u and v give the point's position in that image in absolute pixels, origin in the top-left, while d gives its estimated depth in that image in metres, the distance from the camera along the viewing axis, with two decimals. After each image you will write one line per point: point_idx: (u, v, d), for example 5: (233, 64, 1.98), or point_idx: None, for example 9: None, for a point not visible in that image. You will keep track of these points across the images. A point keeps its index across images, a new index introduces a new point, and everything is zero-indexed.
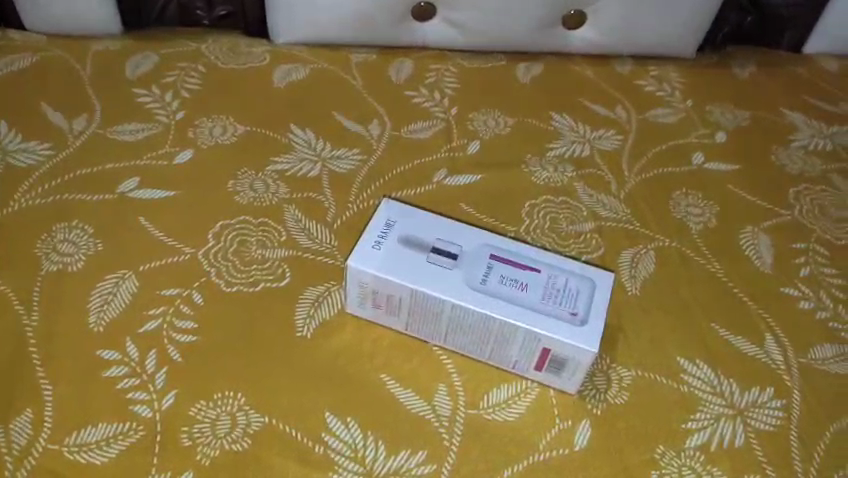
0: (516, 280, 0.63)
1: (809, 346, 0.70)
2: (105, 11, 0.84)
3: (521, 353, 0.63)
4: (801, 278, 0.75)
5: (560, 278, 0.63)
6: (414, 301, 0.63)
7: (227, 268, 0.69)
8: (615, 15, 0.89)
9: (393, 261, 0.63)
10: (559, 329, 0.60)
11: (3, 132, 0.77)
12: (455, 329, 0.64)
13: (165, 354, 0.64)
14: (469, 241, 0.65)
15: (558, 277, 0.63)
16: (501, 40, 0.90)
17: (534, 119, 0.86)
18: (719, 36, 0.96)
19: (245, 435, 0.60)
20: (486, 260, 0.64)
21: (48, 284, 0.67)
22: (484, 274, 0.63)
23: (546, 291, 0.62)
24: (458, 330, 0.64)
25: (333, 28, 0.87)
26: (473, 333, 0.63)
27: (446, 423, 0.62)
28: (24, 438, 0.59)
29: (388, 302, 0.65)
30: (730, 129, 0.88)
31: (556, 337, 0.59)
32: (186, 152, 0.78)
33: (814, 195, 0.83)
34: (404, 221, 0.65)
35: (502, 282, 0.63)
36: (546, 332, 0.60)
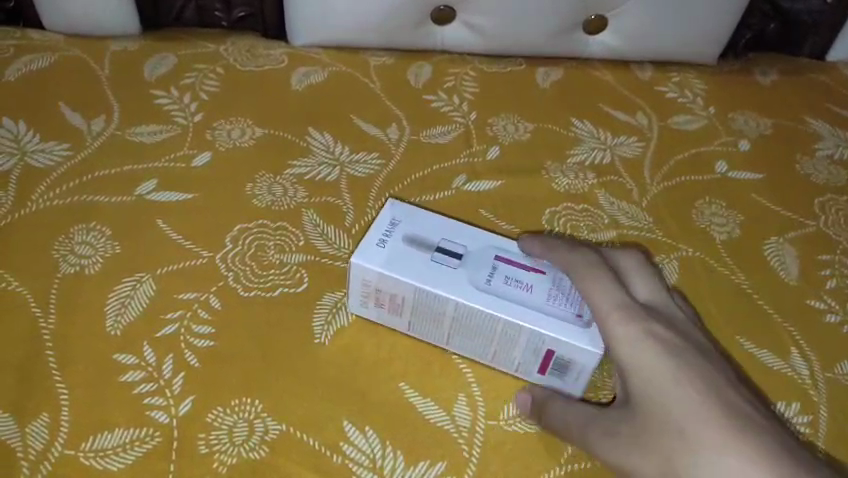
0: (521, 282, 0.63)
1: (836, 361, 0.69)
2: (125, 9, 0.84)
3: (525, 355, 0.62)
4: (826, 290, 0.74)
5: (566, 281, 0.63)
6: (418, 301, 0.62)
7: (245, 273, 0.69)
8: (638, 20, 0.88)
9: (397, 259, 0.62)
10: (565, 331, 0.60)
11: (22, 132, 0.77)
12: (459, 331, 0.63)
13: (182, 359, 0.63)
14: (474, 242, 0.65)
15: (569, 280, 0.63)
16: (521, 44, 0.89)
17: (554, 125, 0.85)
18: (742, 42, 0.94)
19: (262, 443, 0.59)
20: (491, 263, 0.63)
21: (65, 286, 0.66)
22: (488, 274, 0.63)
23: (554, 294, 0.62)
24: (461, 332, 0.63)
25: (352, 31, 0.86)
26: (476, 335, 0.63)
27: (466, 433, 0.62)
28: (40, 443, 0.58)
29: (391, 303, 0.64)
30: (754, 137, 0.87)
31: (562, 339, 0.59)
32: (205, 154, 0.77)
33: (840, 206, 0.82)
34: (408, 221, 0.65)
35: (509, 283, 0.62)
36: (552, 334, 0.59)
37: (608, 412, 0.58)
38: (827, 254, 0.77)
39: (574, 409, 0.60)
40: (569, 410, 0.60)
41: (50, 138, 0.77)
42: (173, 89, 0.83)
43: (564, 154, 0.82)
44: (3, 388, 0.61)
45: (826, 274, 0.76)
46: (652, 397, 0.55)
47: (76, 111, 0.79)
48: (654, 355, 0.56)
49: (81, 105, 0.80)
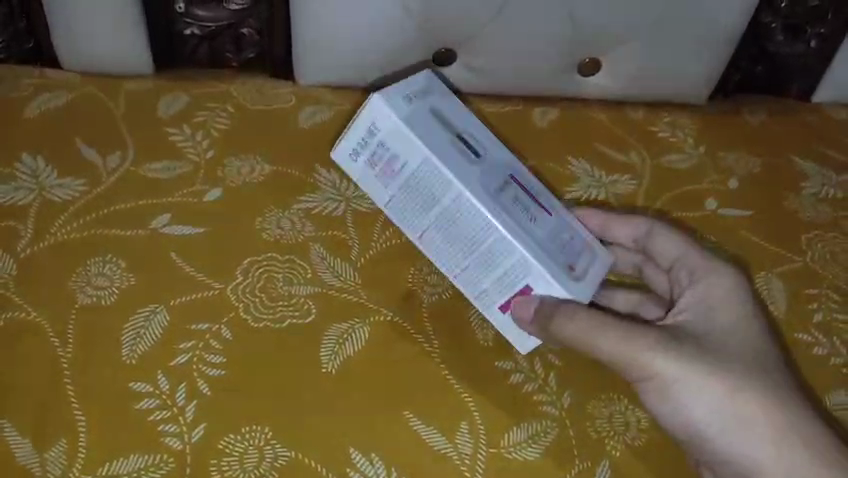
0: (527, 210, 0.70)
1: (822, 392, 0.76)
2: (141, 49, 0.87)
3: (496, 285, 0.69)
4: (809, 326, 0.79)
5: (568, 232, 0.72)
6: (414, 175, 0.67)
7: (255, 305, 0.73)
8: (629, 63, 0.92)
9: (407, 116, 0.67)
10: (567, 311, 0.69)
11: (40, 168, 0.80)
12: (437, 234, 0.69)
13: (195, 387, 0.68)
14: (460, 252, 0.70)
15: (566, 229, 0.72)
16: (519, 84, 0.93)
17: (551, 162, 0.88)
18: (730, 83, 0.98)
19: (272, 469, 0.65)
20: (503, 171, 0.71)
21: (82, 318, 0.71)
22: (499, 187, 0.69)
23: (553, 236, 0.70)
24: (437, 228, 0.69)
25: (356, 71, 0.90)
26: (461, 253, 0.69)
27: (468, 461, 0.67)
28: (58, 468, 0.64)
29: (381, 167, 0.68)
30: (744, 174, 0.90)
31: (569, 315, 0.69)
32: (217, 189, 0.80)
33: (825, 242, 0.85)
34: (430, 87, 0.71)
35: (512, 201, 0.69)
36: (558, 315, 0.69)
37: (675, 370, 0.65)
38: (811, 289, 0.82)
39: (638, 339, 0.65)
40: (633, 342, 0.65)
41: (67, 173, 0.80)
42: (185, 125, 0.85)
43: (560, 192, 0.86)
44: (24, 414, 0.66)
45: (807, 309, 0.80)
46: (717, 333, 0.69)
47: (91, 146, 0.82)
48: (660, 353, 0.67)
49: (97, 140, 0.83)
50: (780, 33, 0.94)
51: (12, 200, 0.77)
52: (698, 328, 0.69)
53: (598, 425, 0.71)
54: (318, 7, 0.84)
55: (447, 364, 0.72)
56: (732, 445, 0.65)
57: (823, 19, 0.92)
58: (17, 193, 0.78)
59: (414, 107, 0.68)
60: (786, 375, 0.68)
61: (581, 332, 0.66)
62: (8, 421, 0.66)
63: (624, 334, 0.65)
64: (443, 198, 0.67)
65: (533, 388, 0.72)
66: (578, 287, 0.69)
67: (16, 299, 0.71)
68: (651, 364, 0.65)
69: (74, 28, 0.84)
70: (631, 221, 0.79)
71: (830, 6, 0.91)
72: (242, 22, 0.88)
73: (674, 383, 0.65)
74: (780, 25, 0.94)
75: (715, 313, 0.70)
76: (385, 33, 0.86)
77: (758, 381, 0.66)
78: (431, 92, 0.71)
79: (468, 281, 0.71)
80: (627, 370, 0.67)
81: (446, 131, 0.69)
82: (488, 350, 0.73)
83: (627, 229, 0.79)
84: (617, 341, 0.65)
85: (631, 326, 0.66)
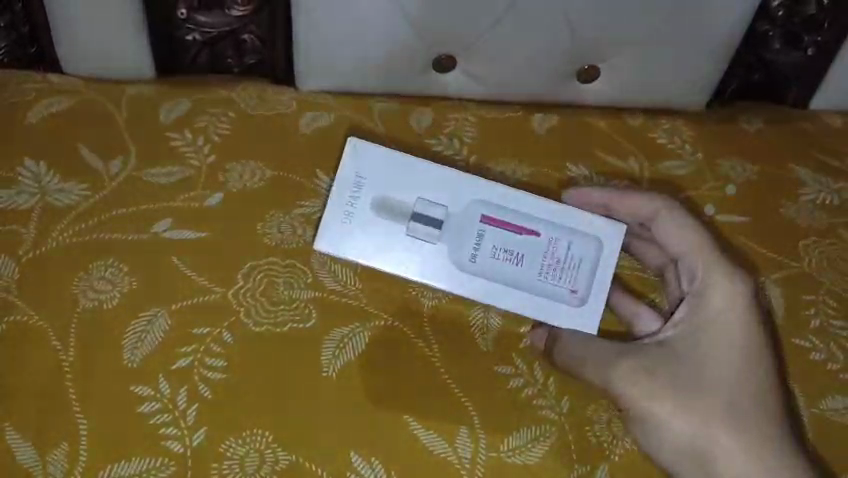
0: (511, 253, 0.73)
1: (818, 396, 0.76)
2: (143, 53, 0.88)
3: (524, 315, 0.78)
4: (803, 331, 0.80)
5: (559, 246, 0.74)
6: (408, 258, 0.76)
7: (256, 309, 0.73)
8: (627, 69, 0.93)
9: (369, 243, 0.73)
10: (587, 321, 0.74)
11: (42, 172, 0.80)
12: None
13: (195, 391, 0.69)
14: None
15: (557, 246, 0.74)
16: (518, 90, 0.93)
17: (549, 168, 0.89)
18: (727, 91, 1.00)
19: (273, 472, 0.66)
20: (472, 220, 0.73)
21: (84, 321, 0.71)
22: (474, 250, 0.73)
23: (542, 271, 0.73)
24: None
25: (356, 76, 0.90)
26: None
27: (468, 464, 0.68)
28: (60, 471, 0.65)
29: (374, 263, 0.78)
30: (741, 181, 0.90)
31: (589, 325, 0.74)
32: (218, 194, 0.81)
33: (822, 248, 0.86)
34: (368, 173, 0.73)
35: (495, 257, 0.73)
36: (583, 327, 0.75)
37: (653, 402, 0.69)
38: (807, 294, 0.82)
39: (615, 373, 0.70)
40: (611, 375, 0.70)
41: (69, 178, 0.80)
42: (187, 129, 0.86)
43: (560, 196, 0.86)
44: (26, 417, 0.66)
45: (803, 314, 0.81)
46: (704, 354, 0.70)
47: (93, 150, 0.82)
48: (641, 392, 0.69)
49: (99, 145, 0.83)
50: (777, 41, 0.95)
51: (14, 204, 0.78)
52: (684, 347, 0.71)
53: (597, 430, 0.72)
54: (318, 14, 0.84)
55: (447, 369, 0.72)
56: (711, 472, 0.68)
57: (820, 27, 0.93)
58: (19, 197, 0.78)
59: (359, 213, 0.73)
60: (770, 398, 0.69)
61: (571, 363, 0.72)
62: (10, 424, 0.66)
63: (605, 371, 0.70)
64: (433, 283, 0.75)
65: (532, 392, 0.72)
66: (581, 314, 0.74)
67: (18, 302, 0.72)
68: (629, 396, 0.69)
69: (75, 32, 0.85)
70: (639, 202, 0.76)
71: (826, 15, 0.92)
72: (243, 29, 0.90)
73: (653, 414, 0.69)
74: (777, 33, 0.95)
75: (705, 331, 0.71)
76: (386, 39, 0.87)
77: (734, 411, 0.68)
78: (373, 180, 0.73)
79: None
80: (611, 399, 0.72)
81: (404, 225, 0.73)
82: (488, 355, 0.74)
83: (633, 210, 0.77)
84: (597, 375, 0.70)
85: (611, 358, 0.70)
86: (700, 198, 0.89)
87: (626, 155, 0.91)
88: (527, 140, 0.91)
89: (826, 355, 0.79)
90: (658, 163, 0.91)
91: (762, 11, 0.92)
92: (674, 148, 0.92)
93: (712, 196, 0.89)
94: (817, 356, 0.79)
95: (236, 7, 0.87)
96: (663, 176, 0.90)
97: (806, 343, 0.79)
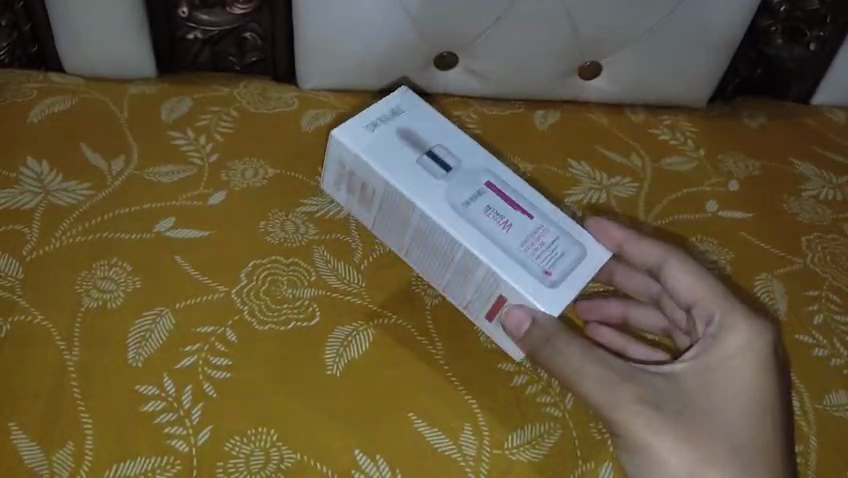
0: (501, 218, 0.69)
1: (823, 393, 0.76)
2: (143, 51, 0.87)
3: (477, 295, 0.71)
4: (807, 328, 0.80)
5: (548, 235, 0.69)
6: (383, 194, 0.71)
7: (259, 308, 0.73)
8: (630, 65, 0.92)
9: (370, 142, 0.70)
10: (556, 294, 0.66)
11: (45, 172, 0.80)
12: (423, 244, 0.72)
13: (200, 390, 0.69)
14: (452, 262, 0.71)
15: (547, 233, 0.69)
16: (519, 86, 0.93)
17: (552, 164, 0.88)
18: (729, 86, 0.99)
19: (278, 470, 0.65)
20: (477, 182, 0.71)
21: (87, 321, 0.71)
22: (468, 198, 0.69)
23: (525, 244, 0.68)
24: (418, 241, 0.72)
25: (358, 74, 0.90)
26: (443, 263, 0.72)
27: (472, 462, 0.68)
28: (67, 471, 0.64)
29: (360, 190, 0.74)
30: (743, 177, 0.90)
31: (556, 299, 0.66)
32: (220, 193, 0.81)
33: (825, 244, 0.86)
34: (408, 108, 0.73)
35: (484, 213, 0.69)
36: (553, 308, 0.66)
37: (641, 426, 0.64)
38: (810, 291, 0.82)
39: (617, 395, 0.64)
40: (615, 393, 0.64)
41: (72, 178, 0.80)
42: (189, 129, 0.86)
43: (563, 193, 0.86)
44: (32, 416, 0.66)
45: (807, 311, 0.81)
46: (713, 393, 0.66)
47: (96, 150, 0.82)
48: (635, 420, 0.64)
49: (101, 144, 0.83)
50: (779, 36, 0.95)
51: (17, 204, 0.78)
52: (691, 385, 0.67)
53: (602, 427, 0.71)
54: (320, 12, 0.84)
55: (451, 367, 0.72)
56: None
57: (822, 23, 0.93)
58: (22, 197, 0.78)
59: (378, 134, 0.71)
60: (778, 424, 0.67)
61: (566, 368, 0.65)
62: (16, 424, 0.66)
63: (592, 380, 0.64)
64: (412, 216, 0.70)
65: (535, 390, 0.72)
66: (548, 293, 0.66)
67: (20, 303, 0.72)
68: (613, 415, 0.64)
69: (75, 29, 0.84)
70: (646, 246, 0.74)
71: (828, 10, 0.92)
72: (245, 27, 0.90)
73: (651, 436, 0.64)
74: (780, 28, 0.94)
75: (713, 373, 0.67)
76: (386, 36, 0.86)
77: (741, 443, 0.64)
78: (411, 115, 0.73)
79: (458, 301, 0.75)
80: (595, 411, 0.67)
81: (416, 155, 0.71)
82: (492, 353, 0.74)
83: (643, 254, 0.74)
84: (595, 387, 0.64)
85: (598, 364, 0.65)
86: (704, 193, 0.88)
87: (628, 152, 0.91)
88: (528, 137, 0.90)
89: (831, 352, 0.78)
90: (660, 160, 0.91)
91: (763, 6, 0.92)
92: (676, 146, 0.92)
93: (715, 191, 0.89)
94: (821, 353, 0.78)
95: (237, 5, 0.88)
96: (666, 171, 0.90)
97: (809, 340, 0.79)
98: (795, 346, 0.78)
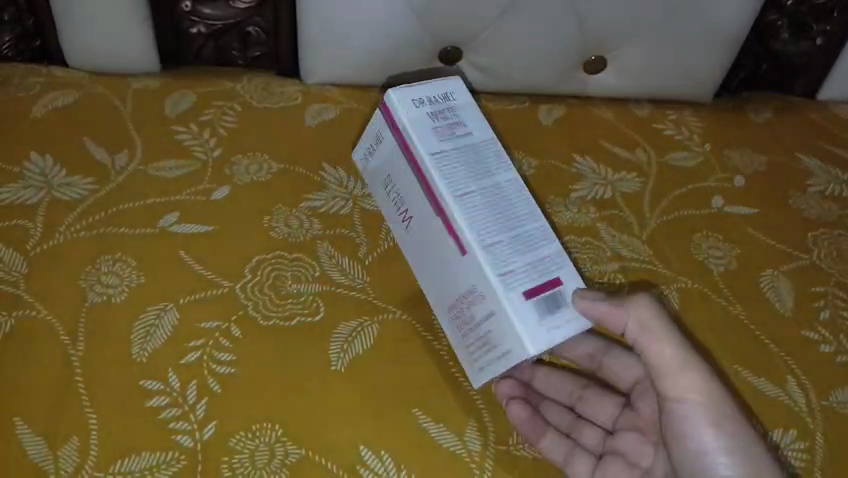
0: None
1: (829, 389, 0.75)
2: (147, 45, 0.87)
3: (527, 268, 0.67)
4: (812, 323, 0.79)
5: None
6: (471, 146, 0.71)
7: (263, 303, 0.73)
8: (635, 59, 0.92)
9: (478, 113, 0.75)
10: None
11: (48, 167, 0.80)
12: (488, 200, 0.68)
13: (205, 385, 0.69)
14: (512, 240, 0.68)
15: None
16: (523, 82, 0.93)
17: (558, 159, 0.88)
18: (735, 79, 0.98)
19: (282, 466, 0.65)
20: None
21: (92, 316, 0.71)
22: None
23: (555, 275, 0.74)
24: (484, 197, 0.69)
25: (359, 69, 0.90)
26: (499, 229, 0.68)
27: (477, 458, 0.68)
28: (71, 467, 0.64)
29: (442, 128, 0.71)
30: (749, 172, 0.90)
31: None
32: (224, 188, 0.80)
33: (831, 240, 0.85)
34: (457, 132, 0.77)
35: None
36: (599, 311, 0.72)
37: (711, 389, 0.66)
38: (816, 286, 0.82)
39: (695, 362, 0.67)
40: (690, 365, 0.66)
41: (75, 173, 0.80)
42: (192, 123, 0.85)
43: (568, 189, 0.86)
44: (37, 411, 0.66)
45: (813, 307, 0.80)
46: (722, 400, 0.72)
47: (99, 144, 0.82)
48: (711, 388, 0.66)
49: (105, 138, 0.83)
50: (786, 31, 0.94)
51: (20, 199, 0.77)
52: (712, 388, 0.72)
53: None
54: (324, 6, 0.84)
55: (457, 364, 0.72)
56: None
57: (828, 17, 0.92)
58: (25, 192, 0.78)
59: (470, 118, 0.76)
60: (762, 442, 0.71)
61: (652, 326, 0.67)
62: (20, 419, 0.66)
63: (678, 341, 0.67)
64: (498, 175, 0.71)
65: None
66: None
67: (24, 297, 0.72)
68: (683, 378, 0.66)
69: (80, 24, 0.84)
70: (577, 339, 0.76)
71: (835, 4, 0.91)
72: (248, 21, 0.89)
73: (706, 408, 0.66)
74: (785, 23, 0.94)
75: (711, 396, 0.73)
76: (390, 30, 0.86)
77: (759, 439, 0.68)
78: None
79: (477, 271, 0.66)
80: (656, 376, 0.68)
81: None
82: None
83: (583, 346, 0.76)
84: (673, 344, 0.67)
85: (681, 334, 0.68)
86: (710, 189, 0.88)
87: (634, 148, 0.90)
88: (533, 132, 0.90)
89: (836, 348, 0.78)
90: (666, 156, 0.90)
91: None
92: (681, 141, 0.92)
93: (720, 186, 0.88)
94: (827, 349, 0.78)
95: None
96: (672, 167, 0.89)
97: (815, 336, 0.78)
98: (801, 343, 0.78)
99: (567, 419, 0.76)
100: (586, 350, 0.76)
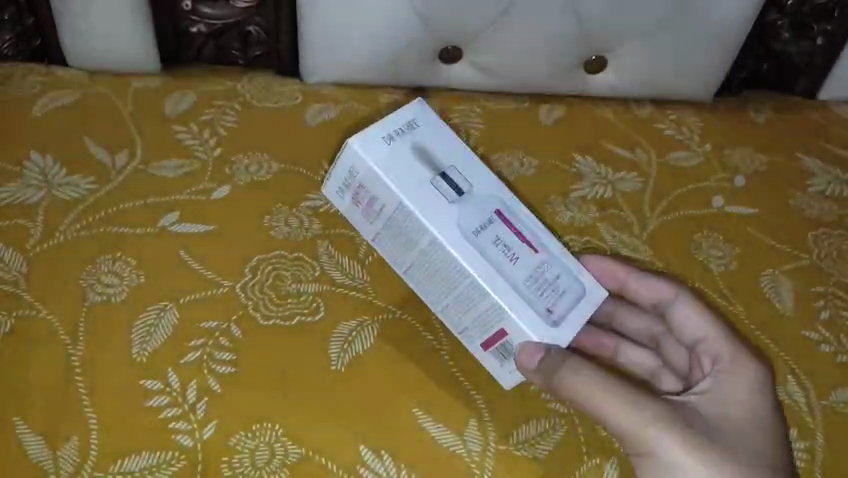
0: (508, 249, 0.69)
1: (829, 389, 0.75)
2: (147, 45, 0.87)
3: (475, 324, 0.70)
4: (812, 323, 0.79)
5: (551, 269, 0.70)
6: (391, 216, 0.69)
7: (264, 303, 0.73)
8: (636, 58, 0.92)
9: (386, 157, 0.68)
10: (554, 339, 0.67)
11: (49, 166, 0.80)
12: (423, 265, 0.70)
13: (205, 385, 0.69)
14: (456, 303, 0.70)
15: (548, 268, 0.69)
16: (524, 82, 0.93)
17: (558, 159, 0.88)
18: (735, 79, 0.98)
19: (282, 466, 0.65)
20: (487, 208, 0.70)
21: (92, 316, 0.71)
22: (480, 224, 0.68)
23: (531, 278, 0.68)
24: (422, 261, 0.70)
25: (359, 69, 0.90)
26: (442, 292, 0.70)
27: (477, 458, 0.68)
28: (72, 466, 0.64)
29: (365, 205, 0.70)
30: (750, 172, 0.90)
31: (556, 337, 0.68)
32: (224, 188, 0.80)
33: (832, 240, 0.85)
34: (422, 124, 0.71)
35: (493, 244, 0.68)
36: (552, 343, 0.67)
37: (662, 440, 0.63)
38: (816, 286, 0.82)
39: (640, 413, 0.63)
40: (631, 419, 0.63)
41: (75, 173, 0.80)
42: (193, 123, 0.85)
43: (569, 188, 0.86)
44: (37, 410, 0.66)
45: (814, 307, 0.80)
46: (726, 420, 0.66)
47: (99, 144, 0.82)
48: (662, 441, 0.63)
49: (105, 137, 0.83)
50: (786, 31, 0.94)
51: (20, 198, 0.77)
52: (709, 414, 0.67)
53: None
54: (325, 5, 0.84)
55: (456, 363, 0.72)
56: None
57: (829, 16, 0.92)
58: (25, 192, 0.78)
59: (395, 148, 0.69)
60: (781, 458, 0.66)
61: (581, 387, 0.65)
62: (20, 418, 0.66)
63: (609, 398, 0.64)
64: (421, 240, 0.68)
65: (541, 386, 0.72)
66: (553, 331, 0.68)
67: (24, 297, 0.72)
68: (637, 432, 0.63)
69: (80, 23, 0.84)
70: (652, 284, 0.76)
71: (836, 4, 0.91)
72: (249, 20, 0.89)
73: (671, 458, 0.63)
74: (786, 22, 0.94)
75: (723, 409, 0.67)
76: (391, 30, 0.86)
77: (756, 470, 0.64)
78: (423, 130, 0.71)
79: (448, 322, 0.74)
80: (626, 441, 0.64)
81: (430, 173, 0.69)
82: None
83: (649, 291, 0.76)
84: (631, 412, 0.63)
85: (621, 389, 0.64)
86: (711, 189, 0.88)
87: (635, 148, 0.90)
88: (534, 132, 0.90)
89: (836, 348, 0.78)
90: (667, 156, 0.90)
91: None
92: (682, 141, 0.92)
93: (721, 186, 0.88)
94: (827, 349, 0.78)
95: None
96: (673, 167, 0.89)
97: (815, 336, 0.78)
98: (802, 343, 0.78)
99: (645, 357, 0.78)
100: (653, 296, 0.76)
